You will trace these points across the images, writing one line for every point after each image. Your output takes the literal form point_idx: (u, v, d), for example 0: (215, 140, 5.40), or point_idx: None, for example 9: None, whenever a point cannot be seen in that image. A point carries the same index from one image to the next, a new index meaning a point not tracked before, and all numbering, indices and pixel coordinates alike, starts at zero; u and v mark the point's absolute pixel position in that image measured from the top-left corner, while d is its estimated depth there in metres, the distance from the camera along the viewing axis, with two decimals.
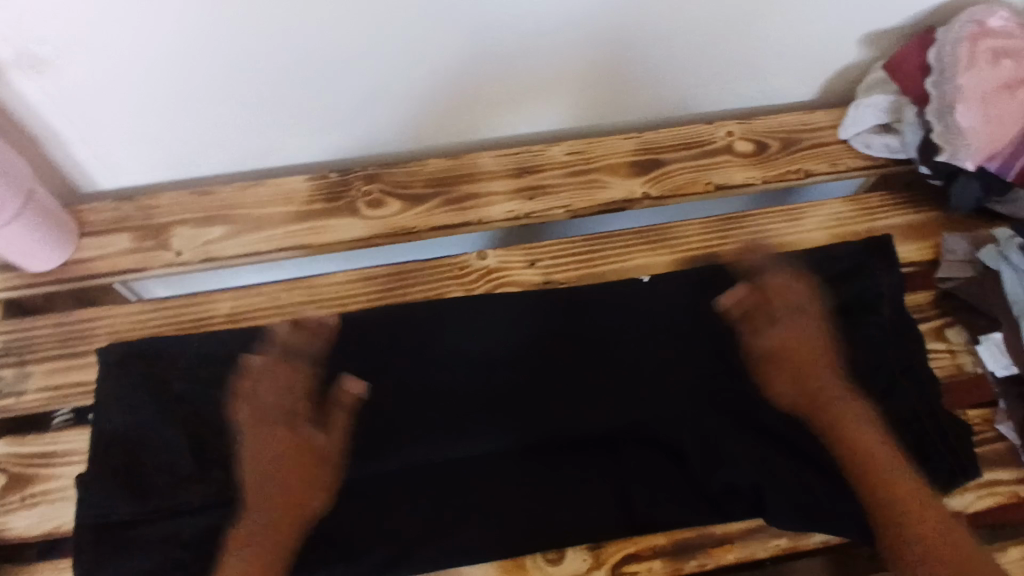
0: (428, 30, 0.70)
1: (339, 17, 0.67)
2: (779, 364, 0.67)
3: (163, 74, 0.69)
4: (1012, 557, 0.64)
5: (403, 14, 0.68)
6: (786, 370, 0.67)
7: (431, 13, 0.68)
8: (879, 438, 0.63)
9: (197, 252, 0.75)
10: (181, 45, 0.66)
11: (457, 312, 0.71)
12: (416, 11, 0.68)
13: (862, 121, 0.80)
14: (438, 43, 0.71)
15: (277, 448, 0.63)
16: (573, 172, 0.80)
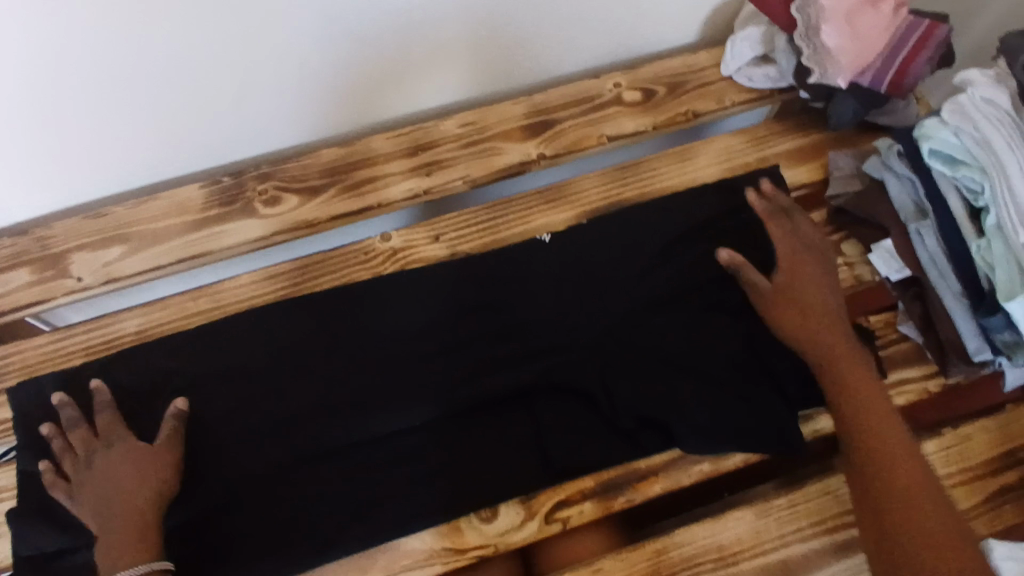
0: (294, 21, 0.69)
1: (200, 20, 0.66)
2: (796, 275, 0.69)
3: (31, 103, 0.67)
4: (928, 450, 0.66)
5: (264, 9, 0.67)
6: (806, 287, 0.68)
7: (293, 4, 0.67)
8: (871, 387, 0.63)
9: (98, 274, 0.74)
10: (42, 70, 0.64)
11: (365, 295, 0.71)
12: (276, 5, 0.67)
13: (740, 55, 0.82)
14: (308, 34, 0.70)
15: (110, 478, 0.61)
16: (466, 144, 0.81)
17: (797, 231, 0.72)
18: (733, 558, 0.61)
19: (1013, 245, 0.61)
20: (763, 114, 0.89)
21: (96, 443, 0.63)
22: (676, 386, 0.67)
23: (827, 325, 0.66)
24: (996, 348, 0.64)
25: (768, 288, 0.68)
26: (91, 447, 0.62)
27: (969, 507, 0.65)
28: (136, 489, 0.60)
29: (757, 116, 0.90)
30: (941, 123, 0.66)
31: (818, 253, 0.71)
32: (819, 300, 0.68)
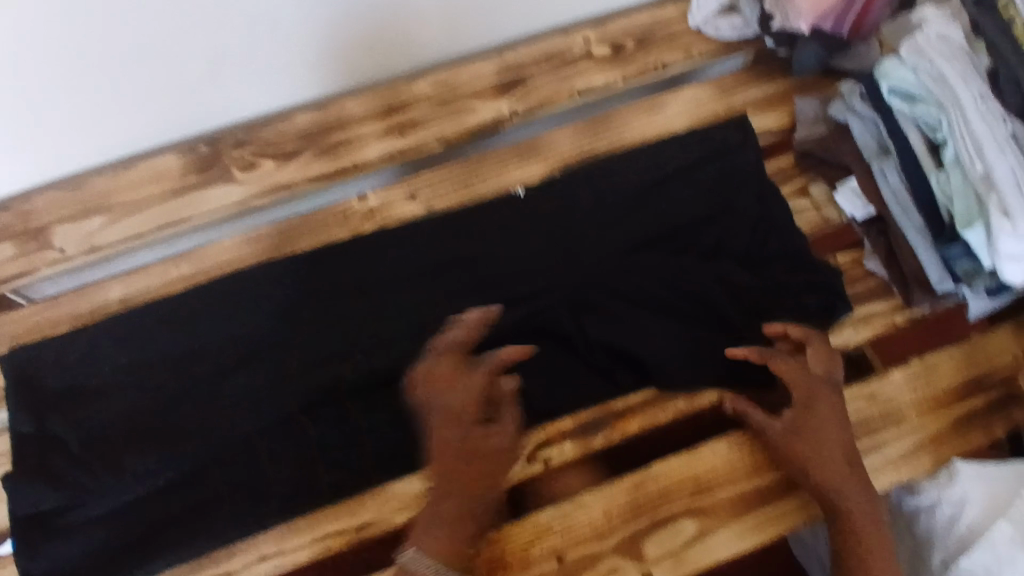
0: None
1: None
2: (804, 430, 0.62)
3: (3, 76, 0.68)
4: (895, 380, 0.68)
5: None
6: (805, 417, 0.62)
7: None
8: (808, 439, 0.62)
9: (82, 245, 0.76)
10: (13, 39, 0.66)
11: (344, 254, 0.73)
12: None
13: (707, 5, 0.83)
14: None
15: (447, 457, 0.63)
16: (439, 103, 0.82)
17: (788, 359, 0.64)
18: (708, 487, 0.64)
19: (969, 177, 0.64)
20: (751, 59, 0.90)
21: (454, 419, 0.64)
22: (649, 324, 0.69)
23: (815, 449, 0.61)
24: (957, 277, 0.66)
25: (775, 428, 0.63)
26: (455, 414, 0.64)
27: (935, 432, 0.67)
28: (460, 476, 0.62)
29: (738, 62, 0.89)
30: (900, 62, 0.68)
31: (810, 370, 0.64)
32: (800, 397, 0.63)
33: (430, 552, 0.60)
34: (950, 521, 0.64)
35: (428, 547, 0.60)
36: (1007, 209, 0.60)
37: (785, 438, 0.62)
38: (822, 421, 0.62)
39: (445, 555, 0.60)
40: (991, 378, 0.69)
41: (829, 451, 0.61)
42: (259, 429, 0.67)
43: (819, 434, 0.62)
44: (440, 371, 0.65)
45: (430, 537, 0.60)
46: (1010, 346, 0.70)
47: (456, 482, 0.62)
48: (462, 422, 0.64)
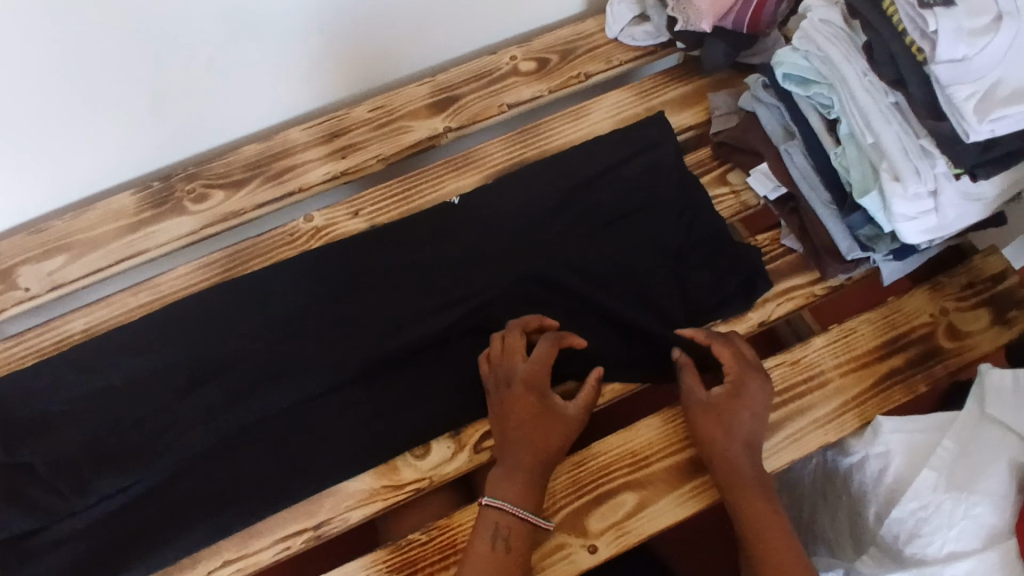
0: (186, 35, 0.74)
1: (98, 40, 0.71)
2: (725, 400, 0.65)
3: None
4: (817, 346, 0.72)
5: (157, 26, 0.72)
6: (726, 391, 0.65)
7: (180, 18, 0.72)
8: (721, 417, 0.64)
9: (44, 283, 0.79)
10: None
11: (289, 272, 0.77)
12: (166, 21, 0.72)
13: (620, 17, 0.89)
14: (203, 45, 0.76)
15: (523, 414, 0.64)
16: (377, 126, 0.87)
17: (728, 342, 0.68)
18: (645, 460, 0.68)
19: (863, 147, 0.67)
20: (677, 59, 0.96)
21: (539, 376, 0.65)
22: (588, 318, 0.74)
23: (721, 421, 0.64)
24: (862, 244, 0.71)
25: (698, 401, 0.66)
26: (533, 385, 0.65)
27: (858, 392, 0.70)
28: (522, 435, 0.63)
29: (673, 61, 0.96)
30: (793, 49, 0.72)
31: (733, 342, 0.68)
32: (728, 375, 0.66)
33: (507, 498, 0.62)
34: (879, 475, 0.67)
35: (506, 493, 0.62)
36: (897, 173, 0.64)
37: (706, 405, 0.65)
38: (747, 400, 0.65)
39: (512, 500, 0.61)
40: (910, 337, 0.73)
41: (739, 421, 0.64)
42: (216, 442, 0.70)
43: (733, 409, 0.64)
44: (511, 342, 0.67)
45: (513, 485, 0.62)
46: (926, 306, 0.74)
47: (519, 444, 0.63)
48: (536, 388, 0.65)
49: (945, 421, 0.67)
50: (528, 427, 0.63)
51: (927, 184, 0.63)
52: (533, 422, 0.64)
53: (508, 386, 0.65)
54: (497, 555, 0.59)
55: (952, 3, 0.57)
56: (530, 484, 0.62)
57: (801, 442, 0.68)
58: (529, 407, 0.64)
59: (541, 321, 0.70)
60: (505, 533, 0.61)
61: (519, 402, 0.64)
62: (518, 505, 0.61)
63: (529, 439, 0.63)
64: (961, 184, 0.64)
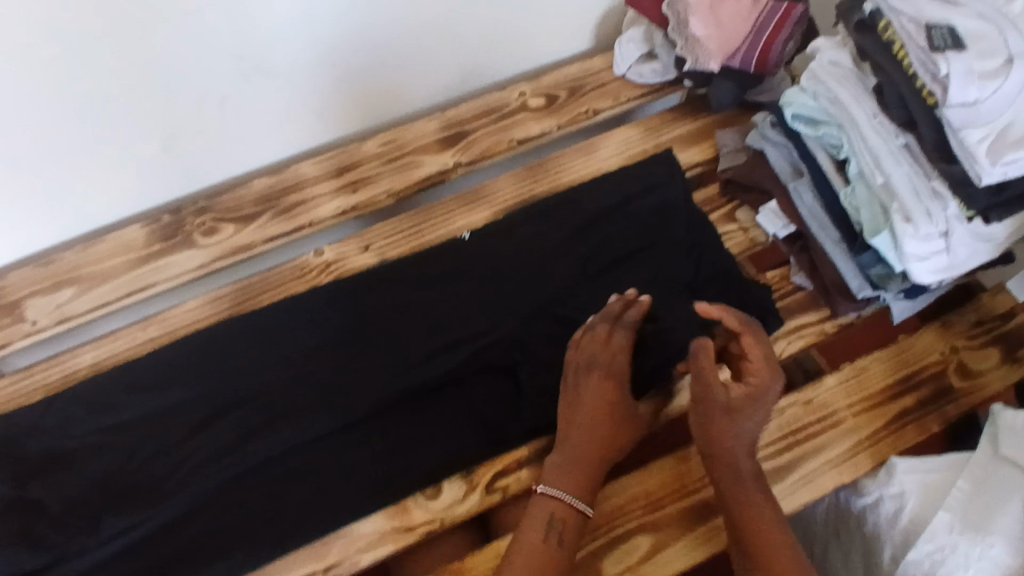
0: (198, 69, 0.75)
1: (113, 74, 0.72)
2: (743, 407, 0.63)
3: None
4: (828, 385, 0.72)
5: (169, 59, 0.73)
6: (748, 389, 0.64)
7: (195, 52, 0.73)
8: (730, 417, 0.63)
9: (52, 316, 0.79)
10: None
11: (303, 305, 0.77)
12: (180, 55, 0.73)
13: (628, 56, 0.90)
14: (216, 80, 0.77)
15: (597, 404, 0.65)
16: (388, 160, 0.87)
17: (756, 336, 0.66)
18: (660, 502, 0.67)
19: (873, 187, 0.68)
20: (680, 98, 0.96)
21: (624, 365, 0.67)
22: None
23: (732, 421, 0.63)
24: (873, 283, 0.71)
25: (719, 398, 0.63)
26: (615, 374, 0.66)
27: (870, 431, 0.70)
28: (587, 429, 0.65)
29: (676, 100, 0.97)
30: (801, 90, 0.73)
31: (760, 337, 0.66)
32: (755, 372, 0.64)
33: (564, 487, 0.63)
34: (894, 517, 0.67)
35: (564, 483, 0.63)
36: (908, 214, 0.64)
37: (725, 406, 0.63)
38: (766, 399, 0.63)
39: (568, 491, 0.63)
40: (921, 376, 0.73)
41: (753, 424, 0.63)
42: (226, 479, 0.69)
43: (748, 416, 0.63)
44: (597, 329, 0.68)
45: (563, 475, 0.64)
46: (936, 344, 0.75)
47: (582, 440, 0.64)
48: (618, 379, 0.66)
49: (958, 462, 0.67)
50: (599, 423, 0.65)
51: (939, 225, 0.64)
52: (606, 417, 0.65)
53: (594, 373, 0.66)
54: (550, 548, 0.60)
55: (962, 47, 0.59)
56: (582, 477, 0.64)
57: (815, 483, 0.67)
58: (604, 400, 0.65)
59: (626, 302, 0.71)
60: (559, 527, 0.62)
61: (602, 387, 0.66)
62: (573, 495, 0.63)
63: (593, 429, 0.65)
64: (972, 226, 0.65)
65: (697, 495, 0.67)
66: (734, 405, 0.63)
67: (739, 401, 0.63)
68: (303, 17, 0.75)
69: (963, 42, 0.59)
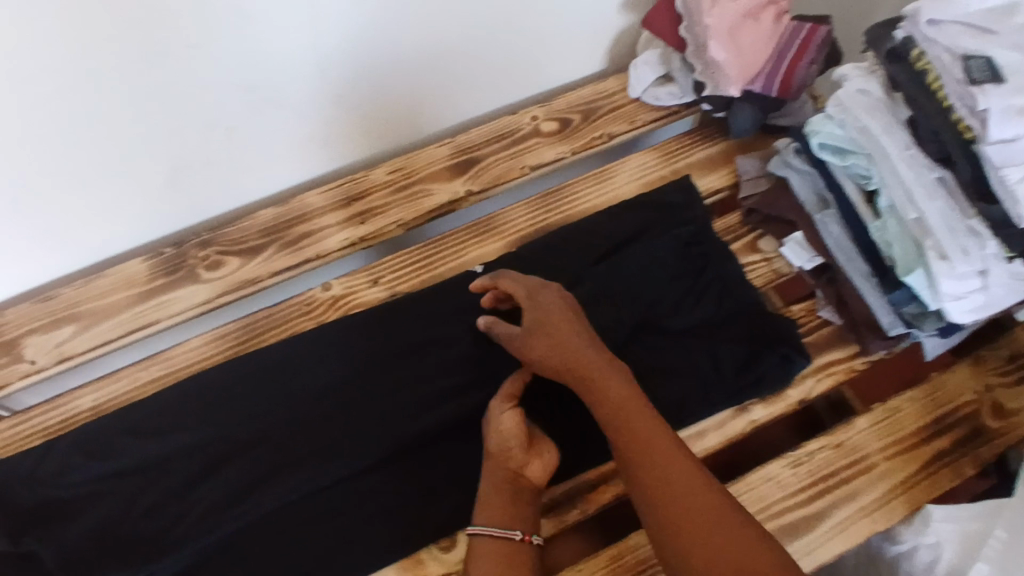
0: (198, 99, 0.72)
1: (110, 106, 0.69)
2: (560, 331, 0.64)
3: None
4: (860, 427, 0.69)
5: (169, 90, 0.70)
6: (547, 310, 0.66)
7: (196, 82, 0.70)
8: (560, 339, 0.64)
9: (51, 355, 0.76)
10: None
11: (311, 344, 0.74)
12: (180, 86, 0.70)
13: (643, 79, 0.88)
14: (218, 110, 0.74)
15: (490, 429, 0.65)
16: (397, 189, 0.85)
17: (515, 275, 0.70)
18: None
19: (904, 222, 0.65)
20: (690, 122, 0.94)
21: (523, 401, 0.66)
22: None
23: (556, 344, 0.63)
24: (906, 321, 0.68)
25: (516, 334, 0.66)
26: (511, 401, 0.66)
27: (904, 476, 0.67)
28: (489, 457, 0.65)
29: (687, 123, 0.95)
30: (826, 117, 0.70)
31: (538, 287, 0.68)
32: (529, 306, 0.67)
33: (489, 522, 0.61)
34: (931, 566, 0.66)
35: (485, 518, 0.62)
36: (943, 251, 0.61)
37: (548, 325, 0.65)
38: (553, 330, 0.64)
39: (493, 523, 0.61)
40: (955, 416, 0.70)
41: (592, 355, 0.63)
42: (232, 530, 0.66)
43: (561, 332, 0.64)
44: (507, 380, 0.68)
45: (489, 510, 0.62)
46: (969, 382, 0.72)
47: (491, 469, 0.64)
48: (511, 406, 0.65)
49: (993, 508, 0.65)
50: (496, 451, 0.64)
51: (976, 264, 0.61)
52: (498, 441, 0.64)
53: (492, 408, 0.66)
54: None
55: (999, 79, 0.58)
56: (500, 504, 0.62)
57: (848, 532, 0.64)
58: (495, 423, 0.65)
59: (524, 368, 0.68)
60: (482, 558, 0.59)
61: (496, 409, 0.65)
62: (493, 523, 0.61)
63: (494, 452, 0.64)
64: (1012, 266, 0.62)
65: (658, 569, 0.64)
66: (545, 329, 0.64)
67: (542, 319, 0.65)
68: (308, 44, 0.72)
69: (1001, 75, 0.58)
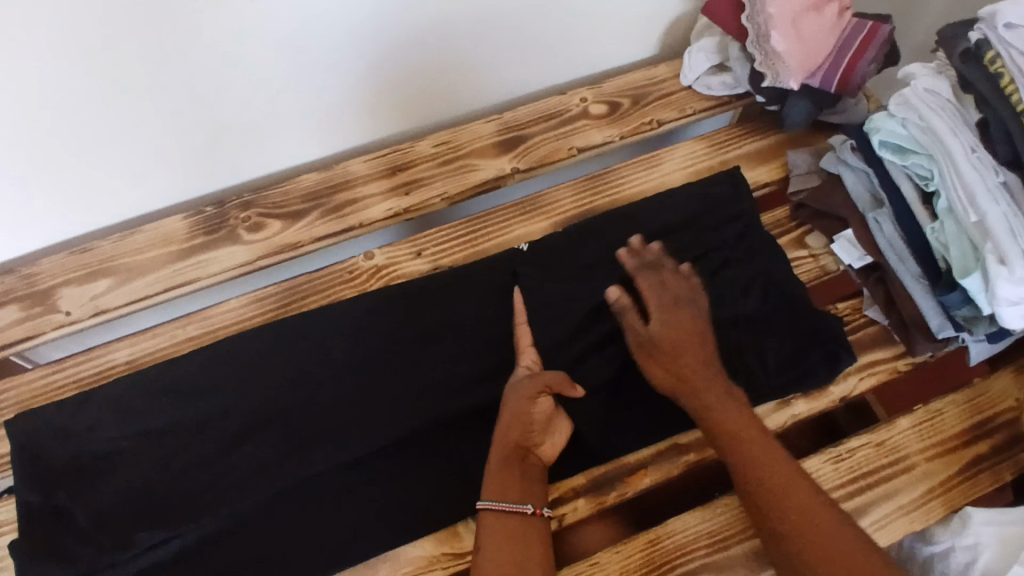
0: (252, 60, 0.70)
1: (162, 63, 0.67)
2: (670, 333, 0.69)
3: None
4: (903, 428, 0.68)
5: (227, 49, 0.68)
6: (667, 328, 0.69)
7: (252, 42, 0.68)
8: (679, 353, 0.67)
9: (86, 308, 0.75)
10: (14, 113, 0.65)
11: (352, 311, 0.73)
12: (236, 45, 0.68)
13: (697, 66, 0.87)
14: (270, 71, 0.72)
15: (510, 404, 0.65)
16: (443, 162, 0.84)
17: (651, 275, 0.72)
18: (724, 541, 0.65)
19: (964, 224, 0.64)
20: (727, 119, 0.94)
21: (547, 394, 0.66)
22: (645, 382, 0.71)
23: (667, 351, 0.68)
24: (958, 324, 0.68)
25: (641, 332, 0.70)
26: (538, 386, 0.65)
27: (944, 478, 0.67)
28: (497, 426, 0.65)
29: (721, 121, 0.95)
30: (889, 115, 0.70)
31: (685, 296, 0.71)
32: (655, 305, 0.71)
33: (495, 497, 0.61)
34: (965, 568, 0.65)
35: (490, 493, 0.62)
36: (1003, 255, 0.60)
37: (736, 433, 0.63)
38: (671, 333, 0.69)
39: (500, 498, 0.61)
40: (996, 422, 0.70)
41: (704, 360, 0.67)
42: (267, 493, 0.66)
43: (669, 337, 0.68)
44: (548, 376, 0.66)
45: (495, 486, 0.62)
46: (1011, 390, 0.72)
47: (498, 439, 0.64)
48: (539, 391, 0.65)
49: None
50: (512, 426, 0.64)
51: None
52: (516, 418, 0.64)
53: (515, 390, 0.66)
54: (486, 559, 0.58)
55: None
56: (507, 480, 0.62)
57: (887, 529, 0.64)
58: (519, 400, 0.65)
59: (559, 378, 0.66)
60: (495, 535, 0.59)
61: (521, 390, 0.65)
62: (499, 499, 0.61)
63: (505, 426, 0.64)
64: None
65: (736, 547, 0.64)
66: (654, 338, 0.69)
67: (664, 330, 0.69)
68: (366, 8, 0.70)
69: None
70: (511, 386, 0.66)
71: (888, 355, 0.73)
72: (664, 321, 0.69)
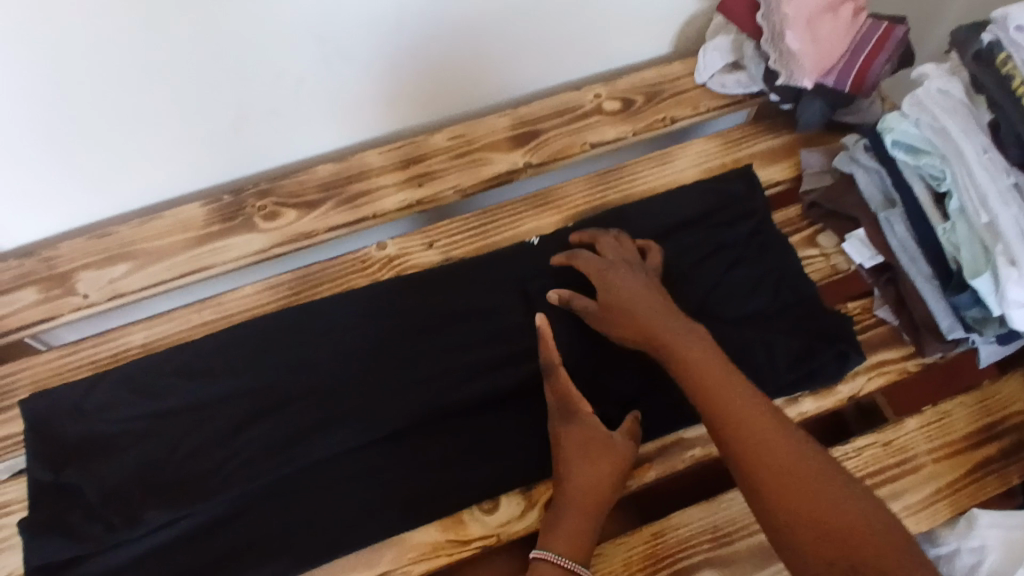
0: (269, 49, 0.71)
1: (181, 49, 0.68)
2: (615, 292, 0.68)
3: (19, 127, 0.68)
4: (909, 428, 0.68)
5: (245, 38, 0.69)
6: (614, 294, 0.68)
7: (269, 30, 0.69)
8: (632, 307, 0.66)
9: (104, 291, 0.77)
10: (35, 96, 0.66)
11: (364, 300, 0.75)
12: (254, 33, 0.69)
13: (711, 64, 0.87)
14: (286, 60, 0.73)
15: (596, 454, 0.63)
16: (457, 155, 0.85)
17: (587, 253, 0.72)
18: (728, 537, 0.65)
19: (975, 225, 0.64)
20: (743, 116, 0.94)
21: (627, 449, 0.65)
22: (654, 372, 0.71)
23: (621, 312, 0.67)
24: (967, 325, 0.68)
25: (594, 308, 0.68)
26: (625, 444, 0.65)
27: (951, 479, 0.67)
28: (575, 473, 0.63)
29: (738, 118, 0.95)
30: (902, 115, 0.69)
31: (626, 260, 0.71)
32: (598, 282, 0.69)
33: (558, 552, 0.60)
34: (971, 571, 0.64)
35: (557, 546, 0.60)
36: (1013, 257, 0.60)
37: (709, 383, 0.60)
38: (617, 294, 0.68)
39: (566, 556, 0.60)
40: (1004, 424, 0.70)
41: (655, 310, 0.66)
42: (275, 477, 0.67)
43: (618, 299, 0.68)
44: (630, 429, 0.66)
45: (559, 541, 0.61)
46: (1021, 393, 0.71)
47: (577, 490, 0.62)
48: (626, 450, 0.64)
49: None
50: (597, 481, 0.63)
51: None
52: (602, 473, 0.63)
53: (601, 440, 0.64)
54: None
55: None
56: (576, 536, 0.61)
57: None
58: (606, 455, 0.63)
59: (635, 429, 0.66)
60: None
61: (608, 445, 0.64)
62: (567, 559, 0.60)
63: (584, 478, 0.63)
64: None
65: (739, 543, 0.64)
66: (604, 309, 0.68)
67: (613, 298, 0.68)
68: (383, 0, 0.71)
69: None
70: (595, 433, 0.64)
71: (898, 355, 0.73)
72: (609, 286, 0.69)
